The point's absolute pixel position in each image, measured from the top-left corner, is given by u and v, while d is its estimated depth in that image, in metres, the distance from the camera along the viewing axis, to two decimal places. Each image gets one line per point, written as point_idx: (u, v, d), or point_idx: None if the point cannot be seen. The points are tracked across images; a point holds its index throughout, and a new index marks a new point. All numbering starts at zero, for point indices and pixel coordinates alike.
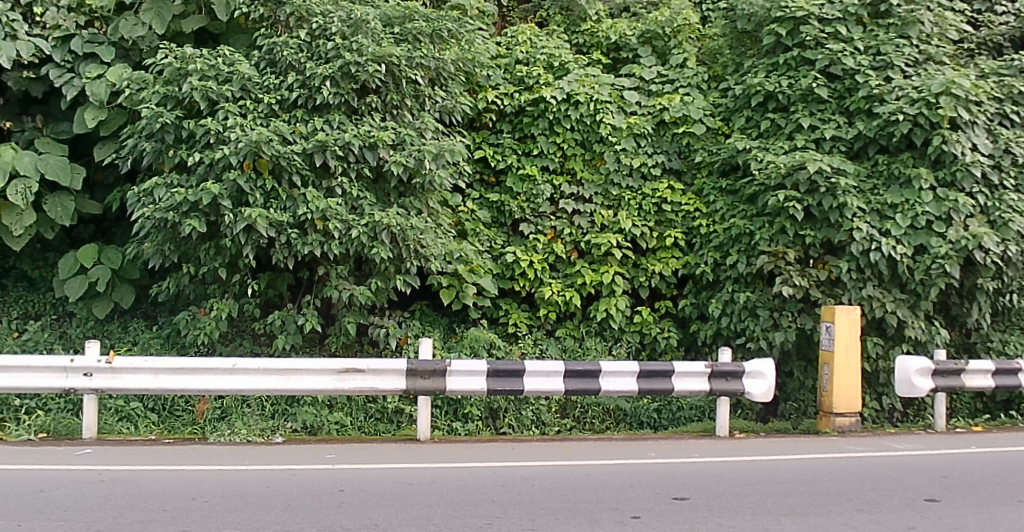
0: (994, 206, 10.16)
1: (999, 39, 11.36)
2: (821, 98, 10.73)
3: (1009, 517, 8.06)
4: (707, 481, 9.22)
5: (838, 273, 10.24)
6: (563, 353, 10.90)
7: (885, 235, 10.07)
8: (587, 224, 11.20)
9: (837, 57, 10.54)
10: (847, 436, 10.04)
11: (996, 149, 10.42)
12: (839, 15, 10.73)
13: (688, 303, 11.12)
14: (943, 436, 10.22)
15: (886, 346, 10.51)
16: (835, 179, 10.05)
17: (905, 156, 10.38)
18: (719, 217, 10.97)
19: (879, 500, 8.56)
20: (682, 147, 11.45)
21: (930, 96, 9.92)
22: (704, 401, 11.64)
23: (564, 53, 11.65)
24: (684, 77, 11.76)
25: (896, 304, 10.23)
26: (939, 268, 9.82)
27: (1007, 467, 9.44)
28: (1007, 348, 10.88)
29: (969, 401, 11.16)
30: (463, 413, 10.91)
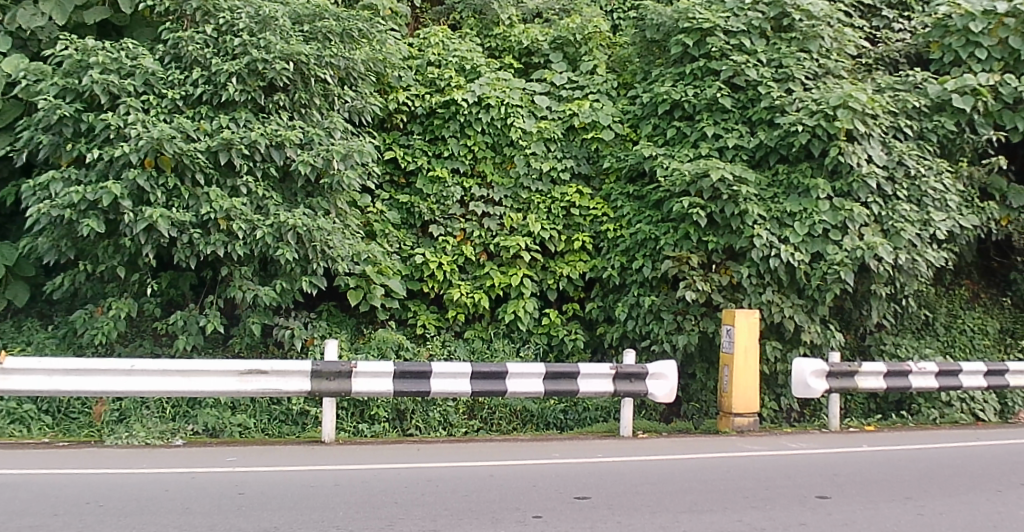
0: (888, 216, 10.43)
1: (895, 55, 11.67)
2: (725, 108, 10.99)
3: (894, 512, 8.41)
4: (610, 480, 9.38)
5: (739, 278, 10.53)
6: (470, 355, 10.94)
7: (784, 242, 10.39)
8: (496, 227, 11.22)
9: (741, 68, 10.81)
10: (745, 435, 10.33)
11: (889, 160, 10.61)
12: (743, 28, 10.99)
13: (595, 306, 11.30)
14: (836, 435, 10.57)
15: (785, 349, 10.83)
16: (736, 187, 10.38)
17: (804, 166, 10.68)
18: (626, 222, 11.15)
19: (774, 497, 8.83)
20: (591, 153, 11.64)
21: (829, 109, 10.21)
22: (610, 402, 11.84)
23: (476, 56, 11.70)
24: (594, 83, 11.94)
25: (794, 308, 10.54)
26: (835, 274, 10.16)
27: (895, 465, 9.84)
28: (899, 350, 11.05)
29: (864, 402, 11.54)
30: (369, 415, 10.87)
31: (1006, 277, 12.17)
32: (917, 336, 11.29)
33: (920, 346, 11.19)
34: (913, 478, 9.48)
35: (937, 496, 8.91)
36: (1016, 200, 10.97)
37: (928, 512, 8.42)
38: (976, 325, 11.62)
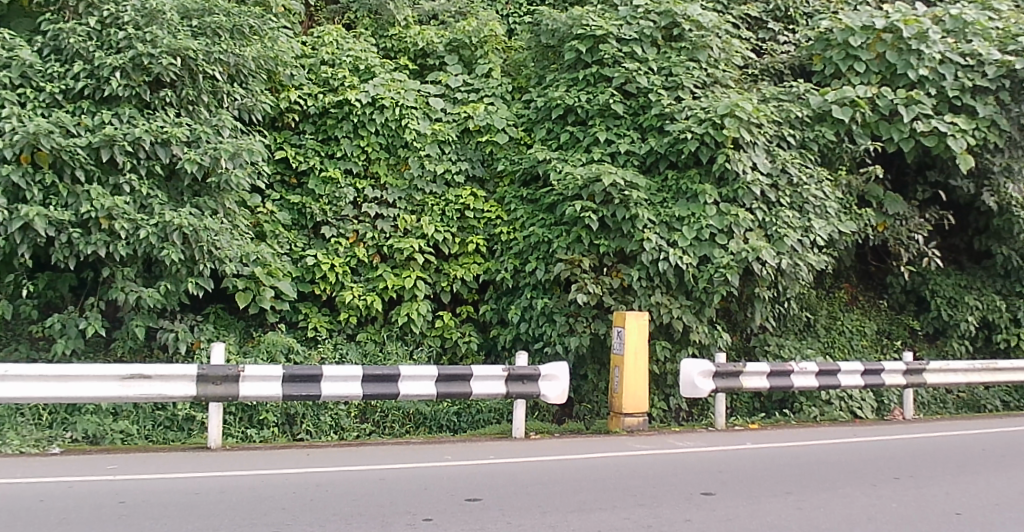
0: (771, 222, 10.70)
1: (780, 67, 12.04)
2: (617, 114, 11.19)
3: (774, 507, 8.70)
4: (501, 482, 9.42)
5: (629, 281, 10.72)
6: (363, 358, 10.88)
7: (672, 245, 10.62)
8: (390, 229, 11.19)
9: (633, 75, 11.03)
10: (634, 435, 10.50)
11: (773, 168, 10.91)
12: (635, 36, 11.22)
13: (488, 308, 11.37)
14: (722, 433, 10.82)
15: (674, 349, 11.05)
16: (627, 192, 10.58)
17: (692, 172, 10.94)
18: (519, 225, 11.26)
19: (660, 495, 9.02)
20: (485, 156, 11.73)
21: (716, 117, 10.52)
22: (503, 404, 11.98)
23: (369, 56, 11.72)
24: (489, 86, 12.09)
25: (682, 309, 10.79)
26: (721, 277, 10.43)
27: (777, 462, 10.17)
28: (782, 351, 11.41)
29: (748, 402, 11.86)
30: (258, 419, 10.82)
31: (883, 281, 12.71)
32: (798, 337, 11.66)
33: (802, 347, 11.56)
34: (793, 474, 9.81)
35: (815, 491, 9.23)
36: (892, 207, 11.42)
37: (807, 506, 8.74)
38: (854, 326, 12.10)
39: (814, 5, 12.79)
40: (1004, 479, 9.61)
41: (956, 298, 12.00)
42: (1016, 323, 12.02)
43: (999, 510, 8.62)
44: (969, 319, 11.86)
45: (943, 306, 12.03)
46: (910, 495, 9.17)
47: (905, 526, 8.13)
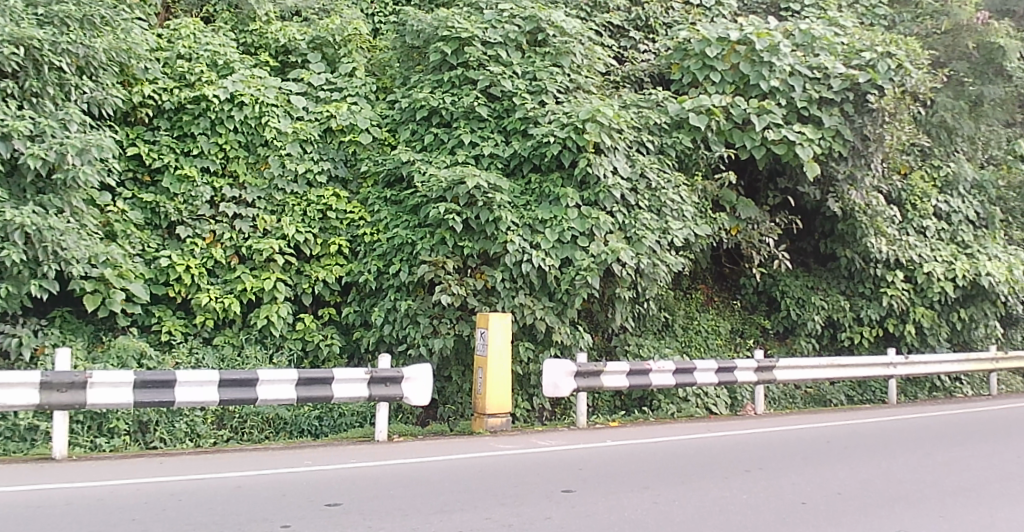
0: (631, 224, 10.97)
1: (640, 75, 12.42)
2: (481, 117, 11.32)
3: (631, 503, 8.88)
4: (363, 486, 9.27)
5: (493, 283, 10.82)
6: (220, 363, 10.60)
7: (535, 247, 10.78)
8: (249, 229, 11.01)
9: (497, 79, 11.19)
10: (498, 435, 10.54)
11: (633, 173, 11.19)
12: (500, 40, 11.38)
13: (350, 310, 11.26)
14: (583, 431, 10.99)
15: (537, 350, 11.18)
16: (491, 194, 10.67)
17: (555, 176, 11.14)
18: (382, 226, 11.27)
19: (522, 494, 9.09)
20: (348, 156, 11.69)
21: (578, 122, 10.76)
22: (366, 407, 12.01)
23: (229, 51, 11.54)
24: (353, 86, 12.00)
25: (544, 311, 10.92)
26: (582, 279, 10.62)
27: (637, 458, 10.39)
28: (641, 350, 11.72)
29: (610, 400, 12.12)
30: (108, 428, 10.41)
31: (736, 282, 13.22)
32: (657, 337, 12.01)
33: (660, 346, 11.91)
34: (652, 469, 10.04)
35: (671, 486, 9.45)
36: (744, 212, 11.88)
37: (662, 501, 8.97)
38: (709, 326, 12.58)
39: (673, 15, 13.16)
40: (846, 469, 10.06)
41: (803, 299, 12.67)
42: (858, 322, 12.65)
43: (840, 498, 9.02)
44: (815, 318, 12.55)
45: (792, 306, 12.70)
46: (761, 487, 9.50)
47: (754, 516, 8.43)
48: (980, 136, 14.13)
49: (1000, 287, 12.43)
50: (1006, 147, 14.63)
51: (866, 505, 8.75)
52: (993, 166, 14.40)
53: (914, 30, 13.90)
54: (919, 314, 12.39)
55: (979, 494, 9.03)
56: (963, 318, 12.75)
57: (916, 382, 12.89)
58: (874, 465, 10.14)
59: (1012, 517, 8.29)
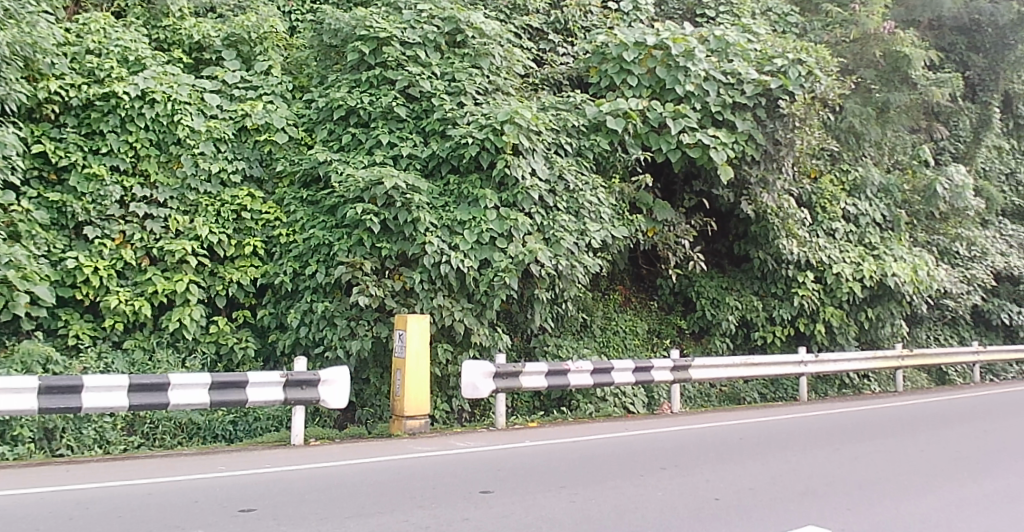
0: (549, 225, 11.05)
1: (559, 78, 12.54)
2: (400, 117, 11.35)
3: (548, 503, 8.87)
4: (278, 489, 9.03)
5: (411, 284, 10.77)
6: (130, 367, 10.39)
7: (454, 248, 10.76)
8: (160, 230, 10.77)
9: (416, 79, 11.27)
10: (417, 438, 10.45)
11: (551, 175, 11.25)
12: (418, 40, 11.48)
13: (266, 313, 11.16)
14: (502, 432, 11.00)
15: (456, 351, 11.17)
16: (410, 195, 10.66)
17: (474, 178, 11.16)
18: (299, 227, 11.16)
19: (440, 495, 8.99)
20: (264, 155, 11.57)
21: (497, 124, 10.81)
22: (282, 411, 11.92)
23: (140, 47, 11.22)
24: (269, 84, 11.88)
25: (463, 312, 10.93)
26: (501, 280, 10.69)
27: (556, 457, 10.42)
28: (560, 350, 11.81)
29: (529, 401, 12.19)
30: (11, 436, 9.96)
31: (653, 283, 13.48)
32: (576, 337, 12.11)
33: (579, 346, 12.03)
34: (570, 468, 10.08)
35: (589, 485, 9.49)
36: (660, 214, 12.08)
37: (579, 500, 8.98)
38: (627, 326, 12.73)
39: (592, 19, 13.25)
40: (758, 464, 10.28)
41: (718, 299, 12.94)
42: (771, 322, 12.97)
43: (752, 493, 9.19)
44: (729, 317, 12.81)
45: (707, 306, 12.95)
46: (676, 484, 9.62)
47: (668, 513, 8.52)
48: (886, 142, 14.70)
49: (905, 288, 12.90)
50: (910, 152, 15.24)
51: (777, 500, 8.93)
52: (898, 170, 14.97)
53: (824, 39, 14.48)
54: (828, 314, 12.78)
55: (883, 487, 9.32)
56: (870, 317, 13.19)
57: (826, 380, 13.31)
58: (785, 460, 10.37)
59: (914, 508, 8.57)
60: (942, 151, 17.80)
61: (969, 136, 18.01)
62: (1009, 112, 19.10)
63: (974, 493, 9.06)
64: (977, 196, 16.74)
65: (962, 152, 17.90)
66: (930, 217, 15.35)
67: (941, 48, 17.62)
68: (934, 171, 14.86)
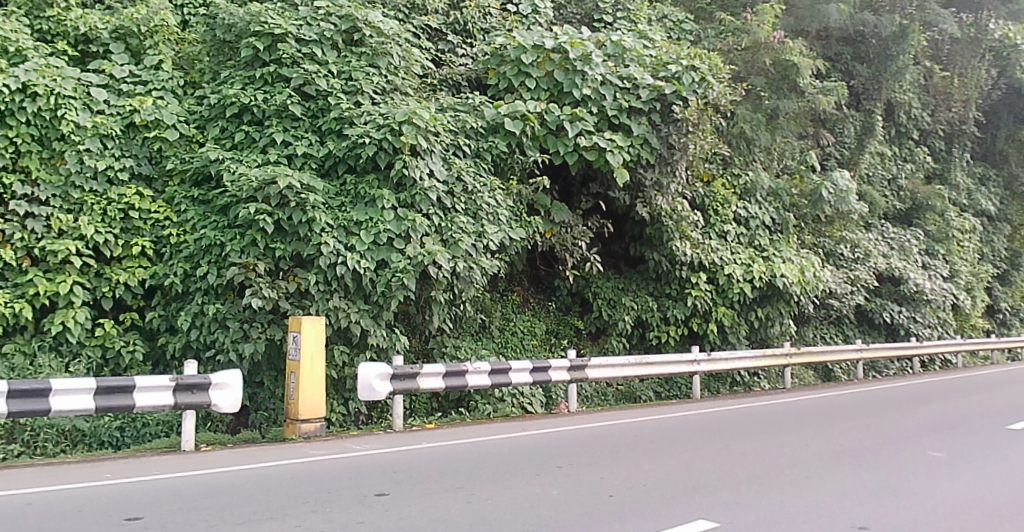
0: (447, 227, 11.06)
1: (457, 78, 12.68)
2: (295, 116, 11.25)
3: (445, 504, 8.73)
4: (166, 496, 8.64)
5: (306, 285, 10.64)
6: (9, 373, 9.95)
7: (350, 249, 10.66)
8: (42, 229, 10.35)
9: (312, 77, 11.20)
10: (311, 441, 10.27)
11: (449, 176, 11.26)
12: (315, 37, 11.43)
13: (155, 315, 10.85)
14: (399, 434, 10.92)
15: (352, 354, 11.08)
16: (304, 195, 10.54)
17: (370, 178, 11.11)
18: (189, 227, 10.86)
19: (332, 499, 8.76)
20: (152, 152, 11.27)
21: (394, 124, 10.81)
22: (173, 416, 11.62)
23: (22, 38, 10.74)
24: (159, 79, 11.63)
25: (359, 313, 10.83)
26: (398, 281, 10.62)
27: (453, 458, 10.36)
28: (458, 352, 11.83)
29: (427, 402, 12.18)
30: None
31: (551, 284, 13.58)
32: (474, 338, 12.15)
33: (477, 347, 12.09)
34: (467, 468, 10.04)
35: (487, 484, 9.44)
36: (558, 216, 12.25)
37: (475, 501, 8.87)
38: (525, 327, 12.84)
39: (491, 21, 13.37)
40: (652, 461, 10.43)
41: (614, 299, 13.16)
42: (665, 321, 13.28)
43: (645, 490, 9.28)
44: (625, 318, 13.06)
45: (604, 307, 13.16)
46: (571, 482, 9.66)
47: (564, 510, 8.53)
48: (775, 147, 15.10)
49: (793, 288, 13.41)
50: (798, 157, 15.77)
51: (669, 496, 9.04)
52: (786, 176, 15.51)
53: (717, 46, 14.98)
54: (720, 314, 13.16)
55: (771, 481, 9.58)
56: (760, 316, 13.64)
57: (718, 378, 13.73)
58: (677, 456, 10.56)
59: (798, 501, 8.83)
60: (828, 156, 18.56)
61: (853, 143, 18.77)
62: (891, 121, 20.52)
63: (855, 484, 9.40)
64: (861, 201, 17.51)
65: (847, 159, 18.72)
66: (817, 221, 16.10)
67: (829, 57, 18.34)
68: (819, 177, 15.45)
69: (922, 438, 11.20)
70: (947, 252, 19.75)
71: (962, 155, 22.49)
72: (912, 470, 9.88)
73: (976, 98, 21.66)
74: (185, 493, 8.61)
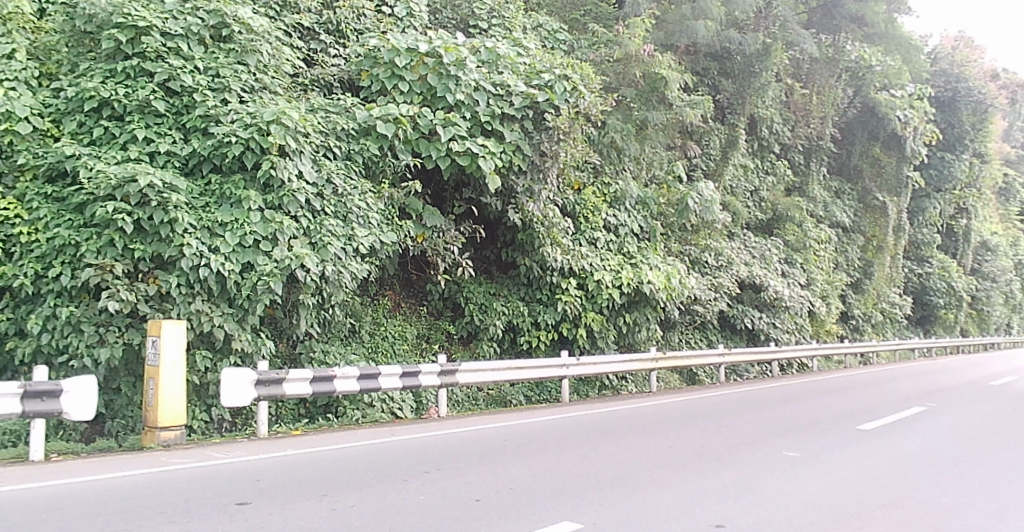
0: (316, 230, 10.94)
1: (330, 79, 12.55)
2: (157, 112, 10.87)
3: (310, 510, 8.36)
4: (9, 509, 8.00)
5: (167, 288, 10.26)
6: None
7: (214, 251, 10.36)
8: None
9: (176, 73, 10.84)
10: (171, 449, 9.81)
11: (318, 178, 11.17)
12: (180, 32, 11.06)
13: (2, 318, 10.25)
14: (263, 442, 10.58)
15: (214, 359, 10.77)
16: (166, 194, 10.18)
17: (236, 178, 10.85)
18: (42, 225, 10.26)
19: (189, 509, 8.22)
20: (3, 146, 10.55)
21: (262, 123, 10.61)
22: (21, 425, 10.96)
23: None
24: (10, 69, 10.82)
25: (223, 317, 10.52)
26: (264, 285, 10.43)
27: (320, 463, 10.04)
28: (326, 357, 11.66)
29: (293, 408, 11.97)
30: None
31: (423, 288, 13.53)
32: (343, 343, 12.02)
33: (346, 352, 11.95)
34: (334, 471, 9.80)
35: (352, 486, 9.20)
36: (430, 220, 12.24)
37: (341, 507, 8.50)
38: (396, 331, 12.75)
39: (365, 22, 13.24)
40: (519, 464, 10.39)
41: (485, 304, 13.27)
42: (536, 327, 13.49)
43: (511, 493, 9.21)
44: (496, 323, 13.17)
45: (475, 312, 13.25)
46: (439, 485, 9.46)
47: (430, 516, 8.36)
48: (644, 157, 15.56)
49: (659, 294, 13.93)
50: (666, 168, 16.30)
51: (535, 499, 8.99)
52: (654, 185, 15.95)
53: (590, 57, 15.46)
54: (589, 319, 13.50)
55: (634, 481, 9.74)
56: (627, 322, 14.06)
57: (587, 382, 14.01)
58: (545, 460, 10.57)
59: (659, 500, 9.03)
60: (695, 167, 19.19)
61: (719, 155, 19.47)
62: (754, 133, 21.22)
63: (715, 485, 9.63)
64: (726, 211, 18.26)
65: (713, 170, 19.33)
66: (684, 229, 16.67)
67: (697, 71, 18.86)
68: (686, 187, 16.05)
69: (778, 439, 11.64)
70: (804, 260, 20.91)
71: (820, 169, 23.74)
72: (770, 470, 10.21)
73: (832, 116, 22.74)
74: (30, 504, 7.96)
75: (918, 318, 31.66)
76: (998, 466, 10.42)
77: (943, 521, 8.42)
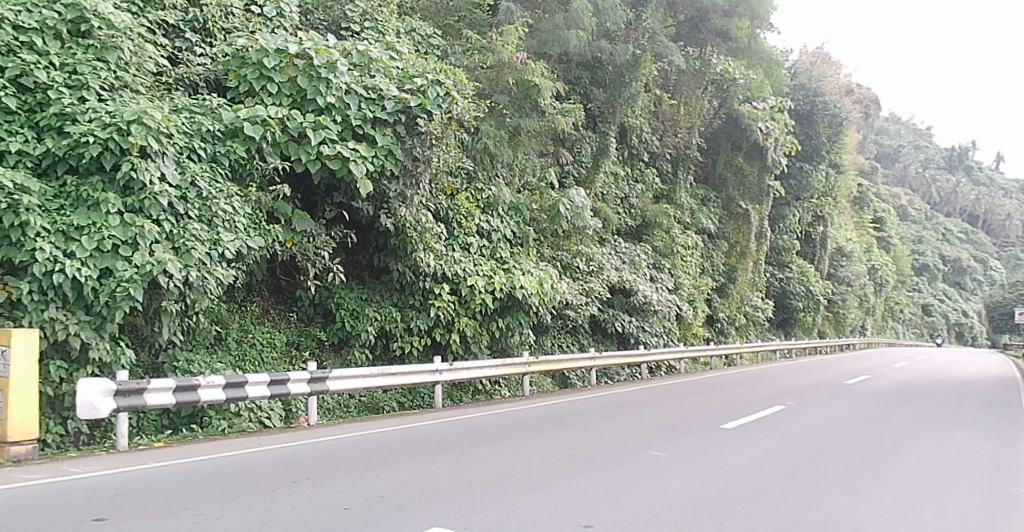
0: (179, 234, 10.62)
1: (195, 79, 12.24)
2: (8, 108, 10.28)
3: (171, 525, 8.04)
4: None
5: (18, 295, 9.69)
6: None
7: (69, 256, 9.88)
8: None
9: (29, 68, 10.30)
10: (22, 465, 9.23)
11: (181, 180, 10.82)
12: (35, 25, 10.55)
13: None
14: (123, 454, 10.13)
15: (70, 369, 10.25)
16: (17, 196, 9.68)
17: (94, 180, 10.40)
18: None
19: (40, 528, 7.75)
20: None
21: (122, 123, 10.23)
22: None
23: None
24: None
25: (79, 325, 10.03)
26: (123, 292, 10.05)
27: (184, 474, 9.70)
28: (191, 366, 11.31)
29: (156, 419, 11.61)
30: None
31: (292, 294, 13.32)
32: (209, 351, 11.68)
33: (211, 361, 11.63)
34: (198, 483, 9.48)
35: (217, 498, 8.93)
36: (299, 225, 12.11)
37: (204, 520, 8.24)
38: (264, 338, 12.49)
39: (233, 21, 12.93)
40: (390, 471, 10.32)
41: (357, 310, 13.18)
42: (409, 332, 13.50)
43: (380, 501, 9.13)
44: (368, 329, 13.10)
45: (346, 317, 13.12)
46: (307, 493, 9.30)
47: (298, 526, 8.20)
48: (516, 164, 15.85)
49: (531, 299, 14.26)
50: (538, 175, 16.62)
51: (406, 506, 8.94)
52: (527, 192, 16.25)
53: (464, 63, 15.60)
54: (462, 324, 13.64)
55: (505, 485, 9.82)
56: (500, 326, 14.36)
57: (460, 387, 14.10)
58: (416, 466, 10.53)
59: (530, 503, 9.14)
60: (566, 174, 19.57)
61: (590, 163, 19.92)
62: (624, 142, 21.83)
63: (584, 486, 9.84)
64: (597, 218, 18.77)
65: (584, 177, 19.77)
66: (556, 235, 17.04)
67: (569, 80, 19.33)
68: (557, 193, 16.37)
69: (645, 439, 12.01)
70: (671, 266, 21.74)
71: (687, 178, 24.56)
72: (637, 470, 10.50)
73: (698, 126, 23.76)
74: None
75: (779, 321, 33.51)
76: (847, 461, 11.06)
77: (797, 515, 8.85)
